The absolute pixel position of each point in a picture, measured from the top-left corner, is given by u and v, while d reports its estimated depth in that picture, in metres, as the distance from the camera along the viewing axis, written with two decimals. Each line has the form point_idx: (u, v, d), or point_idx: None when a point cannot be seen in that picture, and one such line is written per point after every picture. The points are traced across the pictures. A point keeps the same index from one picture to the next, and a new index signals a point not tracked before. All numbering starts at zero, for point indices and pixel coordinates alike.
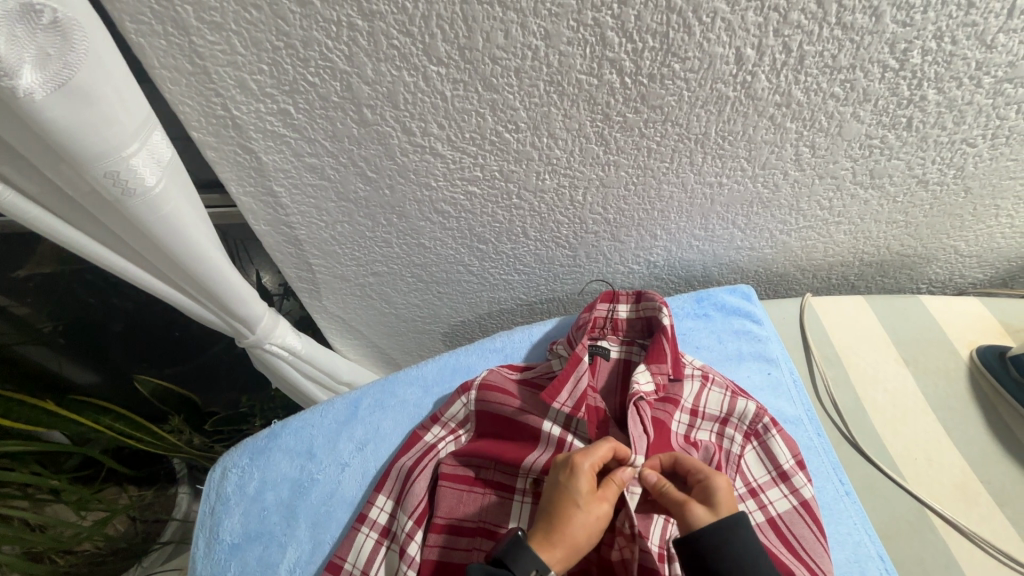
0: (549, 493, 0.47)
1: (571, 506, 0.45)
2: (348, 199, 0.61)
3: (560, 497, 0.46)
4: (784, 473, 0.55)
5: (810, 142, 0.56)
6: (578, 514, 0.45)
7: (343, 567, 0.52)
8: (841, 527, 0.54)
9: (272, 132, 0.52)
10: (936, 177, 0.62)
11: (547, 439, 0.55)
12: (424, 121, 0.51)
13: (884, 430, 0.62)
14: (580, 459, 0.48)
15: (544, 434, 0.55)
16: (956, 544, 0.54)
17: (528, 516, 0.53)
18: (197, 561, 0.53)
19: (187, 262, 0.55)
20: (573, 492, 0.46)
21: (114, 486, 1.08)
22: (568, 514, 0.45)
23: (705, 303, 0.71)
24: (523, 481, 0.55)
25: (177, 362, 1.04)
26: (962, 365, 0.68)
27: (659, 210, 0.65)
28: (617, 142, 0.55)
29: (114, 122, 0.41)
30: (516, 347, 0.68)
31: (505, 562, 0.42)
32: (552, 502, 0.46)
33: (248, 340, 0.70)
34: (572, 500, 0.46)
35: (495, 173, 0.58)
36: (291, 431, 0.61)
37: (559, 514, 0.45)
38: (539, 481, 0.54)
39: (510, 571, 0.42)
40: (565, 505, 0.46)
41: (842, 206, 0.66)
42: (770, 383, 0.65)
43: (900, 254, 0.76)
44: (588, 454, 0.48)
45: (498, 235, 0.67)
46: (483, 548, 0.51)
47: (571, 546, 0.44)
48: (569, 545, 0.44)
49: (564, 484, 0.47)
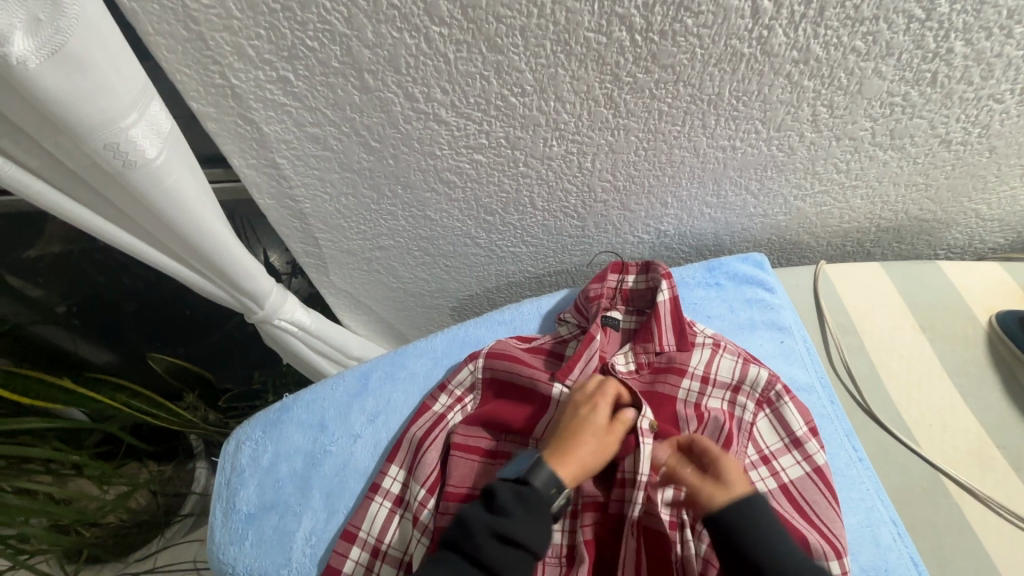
0: (562, 423, 0.52)
1: (588, 432, 0.51)
2: (351, 170, 0.59)
3: (577, 425, 0.51)
4: (798, 439, 0.55)
5: (828, 101, 0.54)
6: (592, 442, 0.50)
7: (357, 535, 0.51)
8: (854, 493, 0.54)
9: (272, 100, 0.51)
10: (959, 137, 0.60)
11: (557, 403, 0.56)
12: (427, 87, 0.50)
13: (899, 397, 0.62)
14: (597, 398, 0.53)
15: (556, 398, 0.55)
16: (970, 508, 0.54)
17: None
18: (215, 531, 0.53)
19: (193, 235, 0.55)
20: (589, 423, 0.51)
21: (134, 462, 1.11)
22: (583, 438, 0.50)
23: (717, 272, 0.69)
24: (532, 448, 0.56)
25: (190, 340, 1.06)
26: (980, 330, 0.66)
27: (670, 176, 0.63)
28: (627, 105, 0.53)
29: (112, 91, 0.41)
30: (524, 319, 0.67)
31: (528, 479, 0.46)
32: (568, 428, 0.51)
33: (256, 315, 0.71)
34: (589, 427, 0.51)
35: (501, 140, 0.56)
36: (302, 404, 0.61)
37: (576, 440, 0.50)
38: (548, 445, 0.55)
39: (534, 487, 0.46)
40: (582, 433, 0.50)
41: (860, 168, 0.64)
42: (783, 351, 0.64)
43: (918, 219, 0.74)
44: (605, 394, 0.54)
45: (505, 206, 0.66)
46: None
47: (583, 467, 0.49)
48: (582, 464, 0.49)
49: (583, 417, 0.52)
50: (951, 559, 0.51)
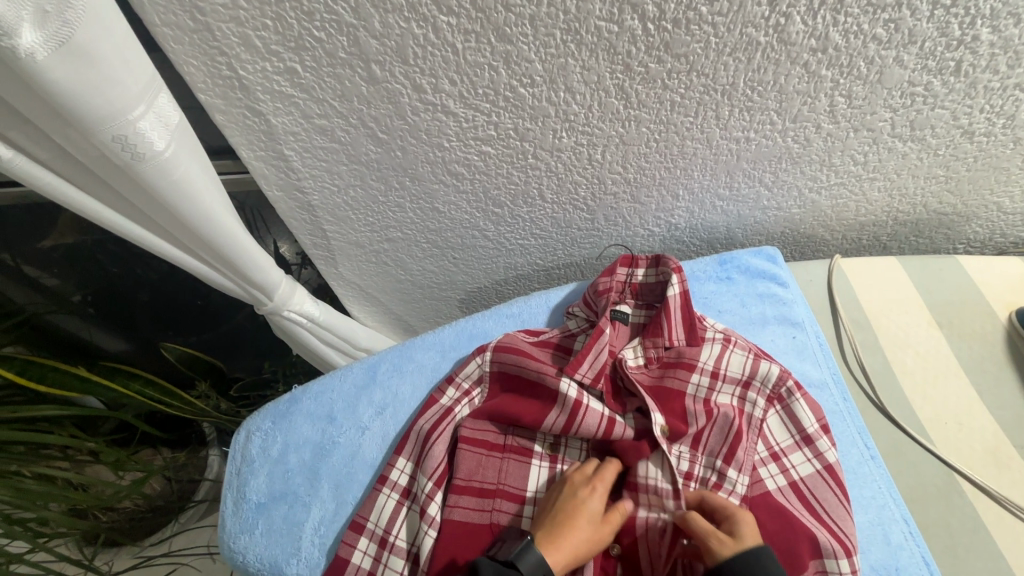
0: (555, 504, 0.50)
1: (582, 518, 0.48)
2: (359, 162, 0.59)
3: (570, 509, 0.49)
4: (808, 436, 0.54)
5: (847, 90, 0.53)
6: (586, 531, 0.47)
7: (365, 526, 0.52)
8: (865, 491, 0.53)
9: (279, 92, 0.50)
10: (983, 127, 0.58)
11: (563, 400, 0.55)
12: (435, 77, 0.49)
13: (913, 394, 0.61)
14: (597, 481, 0.51)
15: (563, 396, 0.55)
16: (985, 509, 0.53)
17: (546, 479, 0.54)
18: (226, 520, 0.54)
19: (202, 227, 0.55)
20: (586, 508, 0.49)
21: (149, 448, 1.13)
22: (577, 527, 0.47)
23: (728, 266, 0.68)
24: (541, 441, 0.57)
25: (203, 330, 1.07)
26: (999, 327, 0.65)
27: (682, 168, 0.62)
28: (639, 95, 0.52)
29: (119, 84, 0.41)
30: (533, 313, 0.67)
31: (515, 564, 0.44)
32: (561, 512, 0.49)
33: (266, 307, 0.71)
34: (584, 513, 0.48)
35: (510, 131, 0.55)
36: (311, 395, 0.61)
37: (570, 526, 0.47)
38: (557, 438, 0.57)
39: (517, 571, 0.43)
40: (577, 519, 0.48)
41: (878, 160, 0.62)
42: (795, 346, 0.63)
43: (937, 212, 0.72)
44: (606, 477, 0.51)
45: (514, 198, 0.65)
46: (509, 512, 0.52)
47: (572, 558, 0.46)
48: (571, 555, 0.46)
49: (581, 500, 0.49)
50: (964, 560, 0.50)
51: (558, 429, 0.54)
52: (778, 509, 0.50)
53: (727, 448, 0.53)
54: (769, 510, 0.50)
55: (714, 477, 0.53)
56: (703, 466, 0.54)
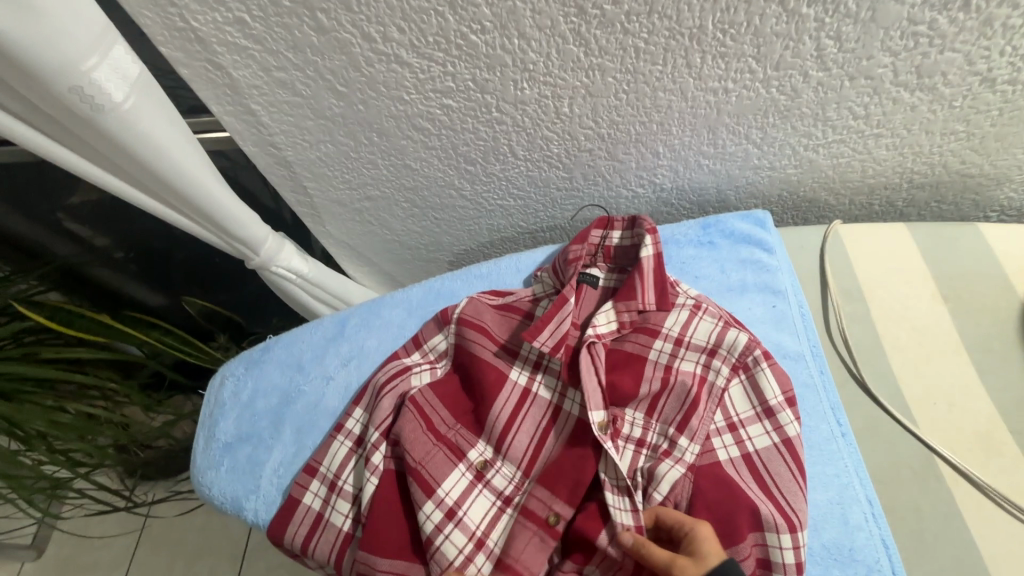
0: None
1: None
2: (324, 116, 0.59)
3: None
4: (770, 409, 0.51)
5: (834, 31, 0.47)
6: None
7: (318, 470, 0.54)
8: (829, 468, 0.50)
9: (234, 44, 0.51)
10: (1005, 74, 0.51)
11: (512, 389, 0.55)
12: (382, 25, 0.48)
13: (902, 371, 0.56)
14: None
15: (511, 383, 0.55)
16: (964, 495, 0.49)
17: (463, 489, 0.51)
18: (197, 455, 0.58)
19: (174, 181, 0.57)
20: None
21: (179, 394, 1.22)
22: None
23: (712, 230, 0.64)
24: (478, 450, 0.53)
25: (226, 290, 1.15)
26: (1015, 303, 0.58)
27: (658, 122, 0.58)
28: (599, 42, 0.49)
29: (69, 36, 0.43)
30: (502, 273, 0.65)
31: None
32: None
33: (253, 262, 0.74)
34: None
35: (469, 82, 0.54)
36: (282, 345, 0.63)
37: None
38: (500, 437, 0.53)
39: None
40: None
41: (882, 113, 0.56)
42: (774, 316, 0.59)
43: (962, 174, 0.65)
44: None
45: (485, 155, 0.64)
46: (415, 500, 0.49)
47: None
48: None
49: None
50: (930, 545, 0.47)
51: (506, 418, 0.53)
52: (725, 480, 0.47)
53: (681, 416, 0.51)
54: (713, 480, 0.48)
55: (665, 444, 0.51)
56: (656, 433, 0.52)
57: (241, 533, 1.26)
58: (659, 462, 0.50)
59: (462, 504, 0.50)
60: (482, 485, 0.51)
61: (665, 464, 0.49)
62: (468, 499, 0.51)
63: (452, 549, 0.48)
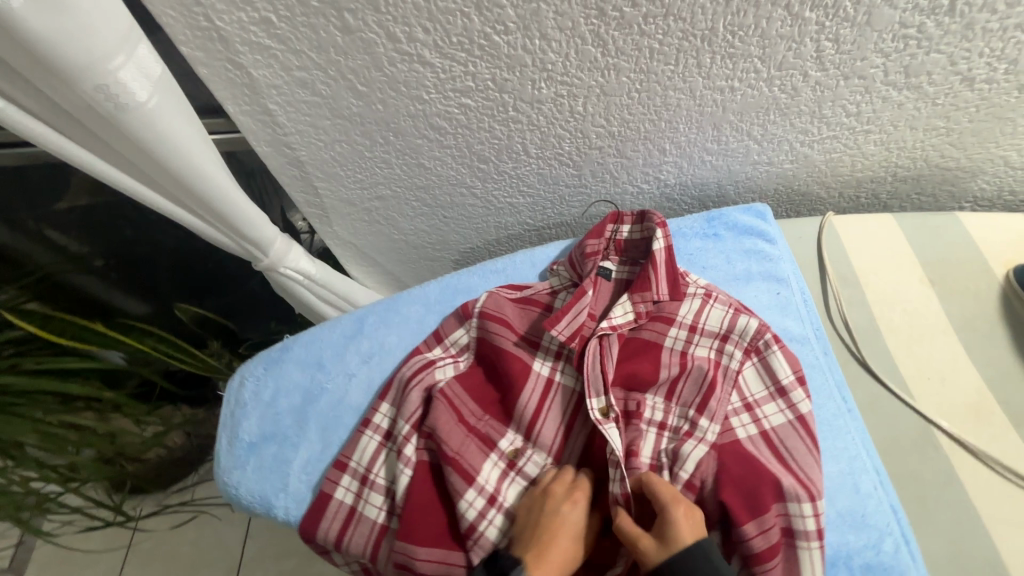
0: (533, 524, 0.47)
1: (567, 534, 0.46)
2: (342, 115, 0.60)
3: (554, 523, 0.47)
4: (783, 388, 0.54)
5: (834, 34, 0.51)
6: (566, 542, 0.46)
7: (348, 464, 0.54)
8: (838, 442, 0.53)
9: (258, 43, 0.51)
10: (983, 74, 0.55)
11: (537, 379, 0.56)
12: (407, 25, 0.49)
13: (898, 350, 0.60)
14: (578, 492, 0.49)
15: (536, 373, 0.57)
16: (961, 462, 0.53)
17: (498, 477, 0.52)
18: (221, 456, 0.58)
19: (192, 181, 0.57)
20: (565, 521, 0.47)
21: (169, 404, 1.19)
22: (561, 541, 0.46)
23: (716, 223, 0.67)
24: (509, 438, 0.54)
25: (224, 294, 1.14)
26: (994, 284, 0.63)
27: (666, 120, 0.61)
28: (616, 42, 0.51)
29: (95, 32, 0.42)
30: (518, 268, 0.67)
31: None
32: (546, 530, 0.47)
33: (262, 264, 0.74)
34: (567, 529, 0.47)
35: (488, 82, 0.55)
36: (301, 343, 0.63)
37: (551, 539, 0.46)
38: (530, 425, 0.54)
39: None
40: (561, 531, 0.46)
41: (871, 111, 0.60)
42: (778, 303, 0.62)
43: (940, 167, 0.70)
44: (584, 488, 0.49)
45: (499, 153, 0.65)
46: (456, 489, 0.50)
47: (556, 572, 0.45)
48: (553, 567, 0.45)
49: (566, 514, 0.47)
50: (934, 509, 0.51)
51: (535, 405, 0.55)
52: (746, 456, 0.50)
53: (700, 398, 0.54)
54: (736, 457, 0.50)
55: (686, 426, 0.53)
56: (676, 416, 0.54)
57: (236, 543, 1.24)
58: (682, 442, 0.52)
59: (501, 491, 0.51)
60: (515, 472, 0.53)
61: (689, 444, 0.51)
62: (504, 487, 0.52)
63: (495, 533, 0.49)
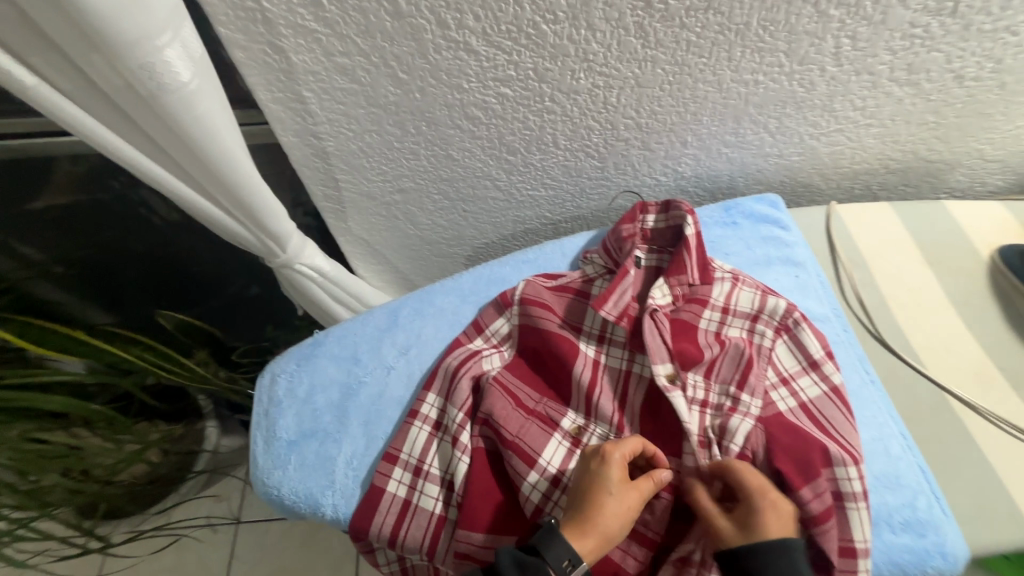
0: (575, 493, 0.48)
1: (605, 494, 0.46)
2: (377, 104, 0.59)
3: (591, 487, 0.47)
4: (815, 362, 0.56)
5: (852, 32, 0.55)
6: (609, 503, 0.45)
7: (399, 457, 0.53)
8: (867, 411, 0.57)
9: (303, 27, 0.50)
10: (973, 72, 0.61)
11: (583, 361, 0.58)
12: (459, 12, 0.50)
13: (907, 325, 0.65)
14: (609, 450, 0.48)
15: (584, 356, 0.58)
16: (973, 423, 0.57)
17: (563, 455, 0.52)
18: (260, 456, 0.56)
19: (223, 169, 0.54)
20: (600, 483, 0.46)
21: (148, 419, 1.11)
22: (601, 504, 0.45)
23: (732, 212, 0.71)
24: (570, 418, 0.55)
25: (212, 297, 1.08)
26: (982, 264, 0.69)
27: (692, 112, 0.64)
28: (657, 35, 0.53)
29: (148, 8, 0.41)
30: (549, 258, 0.68)
31: (535, 550, 0.44)
32: (585, 494, 0.47)
33: (279, 259, 0.71)
34: (603, 489, 0.46)
35: (529, 71, 0.56)
36: (334, 338, 0.62)
37: (591, 503, 0.46)
38: (587, 400, 0.55)
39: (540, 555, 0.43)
40: (598, 494, 0.46)
41: (875, 105, 0.65)
42: (798, 285, 0.66)
43: (926, 159, 0.76)
44: (619, 445, 0.48)
45: (528, 145, 0.66)
46: (517, 470, 0.50)
47: (603, 537, 0.45)
48: (599, 532, 0.45)
49: (598, 475, 0.47)
50: (955, 467, 0.55)
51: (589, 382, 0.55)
52: (792, 427, 0.52)
53: (739, 375, 0.55)
54: (783, 428, 0.52)
55: (729, 402, 0.54)
56: (717, 393, 0.55)
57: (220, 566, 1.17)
58: (728, 417, 0.53)
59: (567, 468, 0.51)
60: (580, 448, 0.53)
61: (736, 419, 0.53)
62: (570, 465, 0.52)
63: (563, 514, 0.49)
